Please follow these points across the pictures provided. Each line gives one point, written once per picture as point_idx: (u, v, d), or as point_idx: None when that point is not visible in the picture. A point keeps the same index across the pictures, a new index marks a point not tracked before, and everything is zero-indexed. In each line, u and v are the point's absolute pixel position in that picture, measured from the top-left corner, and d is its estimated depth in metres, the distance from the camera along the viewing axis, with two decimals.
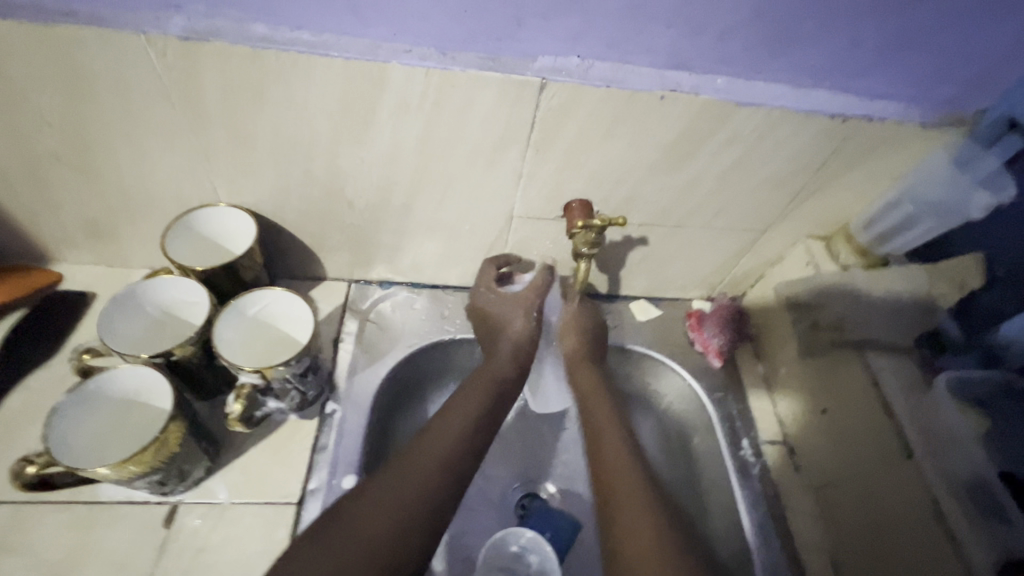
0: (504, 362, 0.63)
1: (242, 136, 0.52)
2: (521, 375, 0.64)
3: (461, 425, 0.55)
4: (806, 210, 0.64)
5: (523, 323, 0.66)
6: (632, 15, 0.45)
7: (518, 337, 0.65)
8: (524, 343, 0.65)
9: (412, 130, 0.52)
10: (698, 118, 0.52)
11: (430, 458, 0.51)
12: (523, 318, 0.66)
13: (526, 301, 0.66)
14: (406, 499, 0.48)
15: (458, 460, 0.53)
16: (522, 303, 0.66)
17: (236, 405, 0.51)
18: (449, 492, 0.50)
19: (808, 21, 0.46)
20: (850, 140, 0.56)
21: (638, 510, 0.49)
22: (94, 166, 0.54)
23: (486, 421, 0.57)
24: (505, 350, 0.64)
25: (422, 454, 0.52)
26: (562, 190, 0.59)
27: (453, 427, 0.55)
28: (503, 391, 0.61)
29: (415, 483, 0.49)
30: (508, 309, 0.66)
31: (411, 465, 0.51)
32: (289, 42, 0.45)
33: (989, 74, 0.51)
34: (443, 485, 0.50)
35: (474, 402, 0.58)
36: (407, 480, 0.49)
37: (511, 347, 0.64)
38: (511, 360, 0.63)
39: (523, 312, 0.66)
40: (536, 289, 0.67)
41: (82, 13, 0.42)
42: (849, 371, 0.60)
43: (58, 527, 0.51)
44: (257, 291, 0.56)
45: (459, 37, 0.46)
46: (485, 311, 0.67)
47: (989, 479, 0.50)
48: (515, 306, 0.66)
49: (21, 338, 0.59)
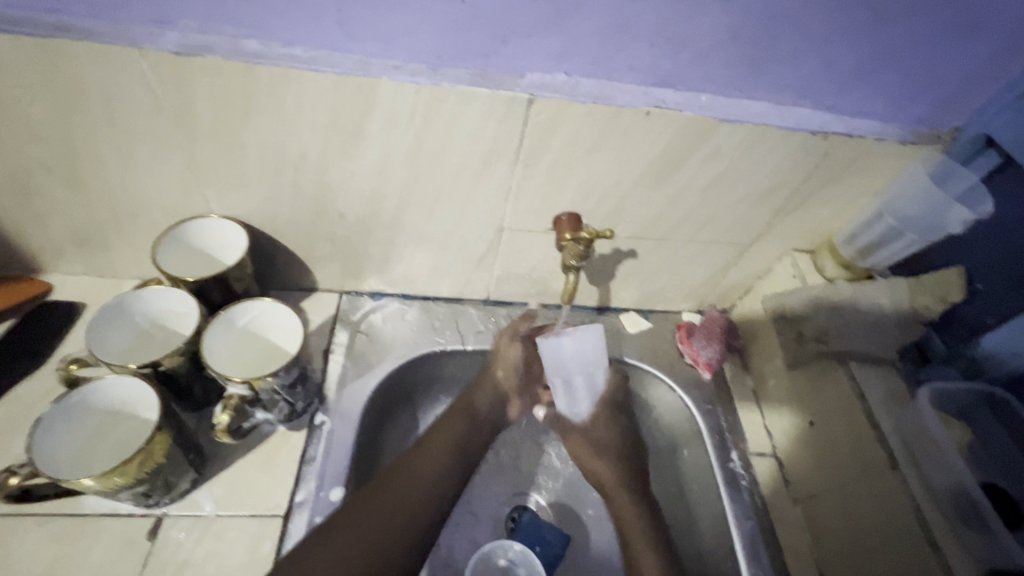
0: (483, 391, 0.65)
1: (234, 149, 0.52)
2: (494, 410, 0.65)
3: (442, 452, 0.58)
4: (790, 224, 0.66)
5: (503, 370, 0.66)
6: (616, 33, 0.46)
7: (496, 381, 0.66)
8: (501, 387, 0.66)
9: (402, 143, 0.53)
10: (683, 134, 0.53)
11: (433, 464, 0.56)
12: (502, 364, 0.66)
13: (511, 348, 0.66)
14: (411, 502, 0.52)
15: (446, 478, 0.57)
16: (503, 354, 0.66)
17: (224, 416, 0.51)
18: (433, 515, 0.53)
19: (786, 42, 0.48)
20: (832, 156, 0.57)
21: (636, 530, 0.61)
22: (86, 178, 0.54)
23: (469, 448, 0.60)
24: (482, 391, 0.65)
25: (424, 461, 0.56)
26: (550, 203, 0.60)
27: (434, 453, 0.57)
28: (479, 422, 0.63)
29: (418, 488, 0.54)
30: (496, 356, 0.67)
31: (416, 470, 0.55)
32: (282, 58, 0.46)
33: (962, 93, 0.53)
34: (428, 508, 0.53)
35: (453, 432, 0.60)
36: (411, 485, 0.54)
37: (487, 386, 0.65)
38: (492, 396, 0.65)
39: (503, 358, 0.66)
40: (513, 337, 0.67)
41: (78, 28, 0.43)
42: (834, 382, 0.61)
43: (39, 540, 0.50)
44: (247, 302, 0.57)
45: (448, 54, 0.47)
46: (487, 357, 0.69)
47: (969, 486, 0.51)
48: (500, 354, 0.66)
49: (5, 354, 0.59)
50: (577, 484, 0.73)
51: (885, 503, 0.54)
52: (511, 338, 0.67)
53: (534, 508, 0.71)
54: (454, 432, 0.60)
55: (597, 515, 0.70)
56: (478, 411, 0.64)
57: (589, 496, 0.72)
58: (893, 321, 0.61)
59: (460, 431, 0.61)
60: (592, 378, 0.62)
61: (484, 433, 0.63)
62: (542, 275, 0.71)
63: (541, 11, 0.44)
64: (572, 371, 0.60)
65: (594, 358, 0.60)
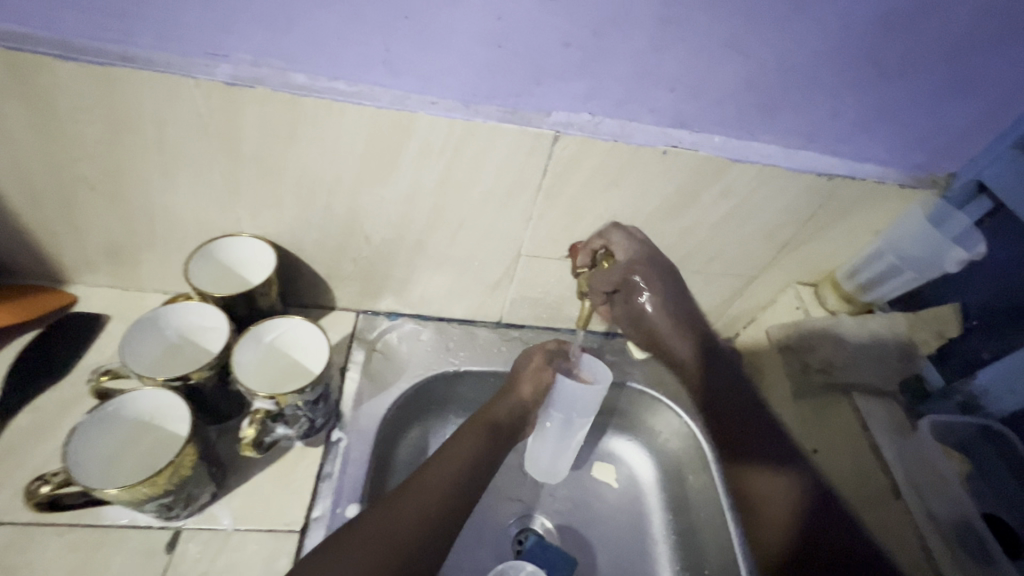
0: (504, 411, 0.64)
1: (272, 172, 0.55)
2: (514, 428, 0.64)
3: (460, 464, 0.57)
4: (793, 259, 0.69)
5: (530, 391, 0.66)
6: (639, 79, 0.50)
7: (524, 400, 0.65)
8: (521, 408, 0.65)
9: (432, 172, 0.56)
10: (697, 172, 0.57)
11: (457, 461, 0.57)
12: (531, 385, 0.66)
13: (545, 373, 0.67)
14: (428, 509, 0.51)
15: (463, 483, 0.55)
16: (534, 375, 0.67)
17: (250, 430, 0.53)
18: (447, 525, 0.51)
19: (795, 92, 0.51)
20: (835, 196, 0.61)
21: (771, 488, 0.56)
22: (126, 196, 0.56)
23: (483, 462, 0.59)
24: (503, 403, 0.65)
25: (441, 467, 0.56)
26: (568, 232, 0.63)
27: (445, 471, 0.56)
28: (501, 437, 0.62)
29: (436, 490, 0.53)
30: (524, 375, 0.67)
31: (433, 471, 0.55)
32: (326, 91, 0.49)
33: (957, 142, 0.57)
34: (444, 518, 0.52)
35: (469, 447, 0.59)
36: (431, 486, 0.53)
37: (509, 402, 0.65)
38: (512, 411, 0.64)
39: (536, 379, 0.66)
40: (542, 358, 0.68)
41: (138, 58, 0.46)
42: (840, 414, 0.64)
43: (60, 550, 0.51)
44: (276, 320, 0.58)
45: (482, 91, 0.50)
46: (513, 372, 0.69)
47: (972, 518, 0.54)
48: (529, 375, 0.67)
49: (15, 371, 0.59)
50: (586, 506, 0.74)
51: (892, 532, 0.55)
52: (543, 360, 0.68)
53: (540, 531, 0.71)
54: (480, 431, 0.61)
55: (604, 537, 0.71)
56: (501, 425, 0.63)
57: (597, 517, 0.73)
58: (893, 351, 0.64)
59: (476, 446, 0.60)
60: (570, 427, 0.67)
61: (502, 452, 0.62)
62: (555, 300, 0.73)
63: (572, 57, 0.48)
64: (574, 413, 0.66)
65: (591, 408, 0.65)
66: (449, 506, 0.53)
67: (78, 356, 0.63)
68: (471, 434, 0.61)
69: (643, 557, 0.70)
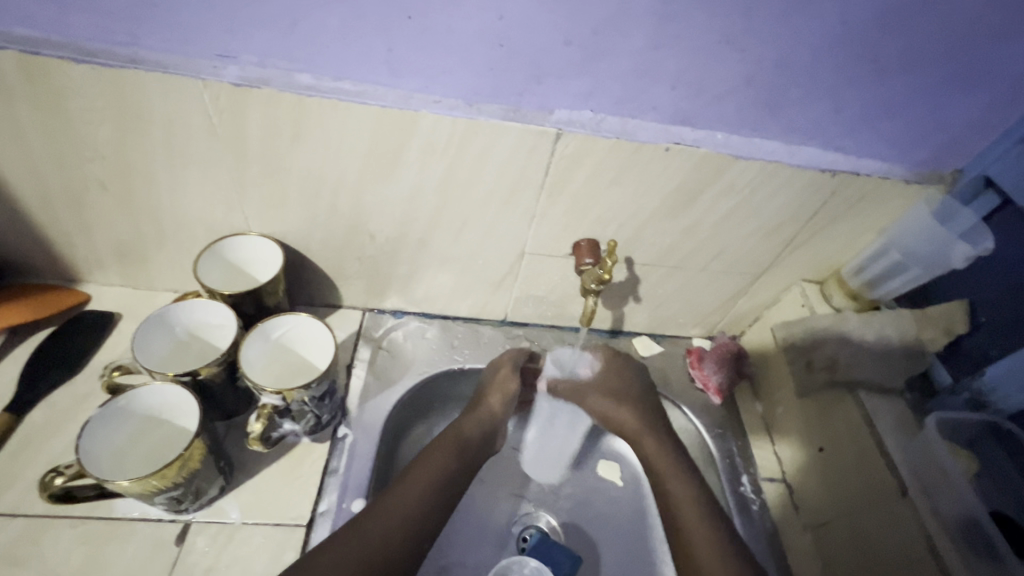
0: (469, 423, 0.63)
1: (277, 172, 0.56)
2: (485, 442, 0.64)
3: (430, 479, 0.56)
4: (798, 257, 0.69)
5: (498, 400, 0.66)
6: (639, 77, 0.50)
7: (494, 414, 0.65)
8: (492, 421, 0.65)
9: (435, 171, 0.56)
10: (699, 170, 0.57)
11: (436, 468, 0.57)
12: (499, 396, 0.66)
13: (511, 381, 0.67)
14: (404, 517, 0.52)
15: (441, 491, 0.56)
16: (501, 387, 0.67)
17: (258, 424, 0.54)
18: (408, 549, 0.51)
19: (795, 89, 0.51)
20: (838, 193, 0.60)
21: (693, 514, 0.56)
22: (135, 196, 0.58)
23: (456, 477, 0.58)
24: (469, 419, 0.64)
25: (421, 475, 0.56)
26: (571, 231, 0.63)
27: (421, 481, 0.55)
28: (469, 455, 0.61)
29: (415, 498, 0.54)
30: (494, 387, 0.67)
31: (414, 479, 0.55)
32: (331, 91, 0.50)
33: (962, 138, 0.57)
34: (404, 543, 0.51)
35: (444, 458, 0.59)
36: (409, 492, 0.54)
37: (479, 416, 0.65)
38: (480, 427, 0.64)
39: (502, 390, 0.66)
40: (508, 371, 0.68)
41: (148, 61, 0.47)
42: (845, 411, 0.63)
43: (73, 541, 0.52)
44: (282, 317, 0.59)
45: (483, 91, 0.51)
46: (482, 384, 0.69)
47: (981, 518, 0.52)
48: (497, 385, 0.67)
49: (30, 368, 0.61)
50: (590, 506, 0.74)
51: (897, 530, 0.55)
52: (510, 369, 0.68)
53: (544, 528, 0.71)
54: (452, 444, 0.60)
55: (608, 536, 0.71)
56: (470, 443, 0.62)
57: (601, 516, 0.73)
58: (898, 350, 0.64)
59: (446, 457, 0.59)
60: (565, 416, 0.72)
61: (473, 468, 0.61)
62: (559, 298, 0.74)
63: (572, 55, 0.48)
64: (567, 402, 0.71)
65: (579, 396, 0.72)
66: (424, 513, 0.53)
67: (91, 352, 0.64)
68: (445, 445, 0.60)
69: (647, 556, 0.69)
